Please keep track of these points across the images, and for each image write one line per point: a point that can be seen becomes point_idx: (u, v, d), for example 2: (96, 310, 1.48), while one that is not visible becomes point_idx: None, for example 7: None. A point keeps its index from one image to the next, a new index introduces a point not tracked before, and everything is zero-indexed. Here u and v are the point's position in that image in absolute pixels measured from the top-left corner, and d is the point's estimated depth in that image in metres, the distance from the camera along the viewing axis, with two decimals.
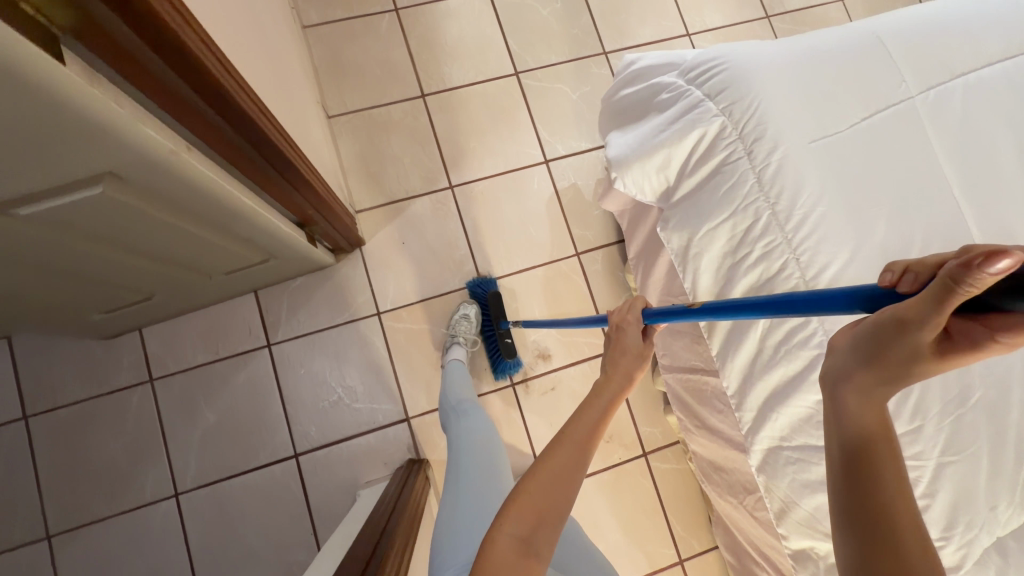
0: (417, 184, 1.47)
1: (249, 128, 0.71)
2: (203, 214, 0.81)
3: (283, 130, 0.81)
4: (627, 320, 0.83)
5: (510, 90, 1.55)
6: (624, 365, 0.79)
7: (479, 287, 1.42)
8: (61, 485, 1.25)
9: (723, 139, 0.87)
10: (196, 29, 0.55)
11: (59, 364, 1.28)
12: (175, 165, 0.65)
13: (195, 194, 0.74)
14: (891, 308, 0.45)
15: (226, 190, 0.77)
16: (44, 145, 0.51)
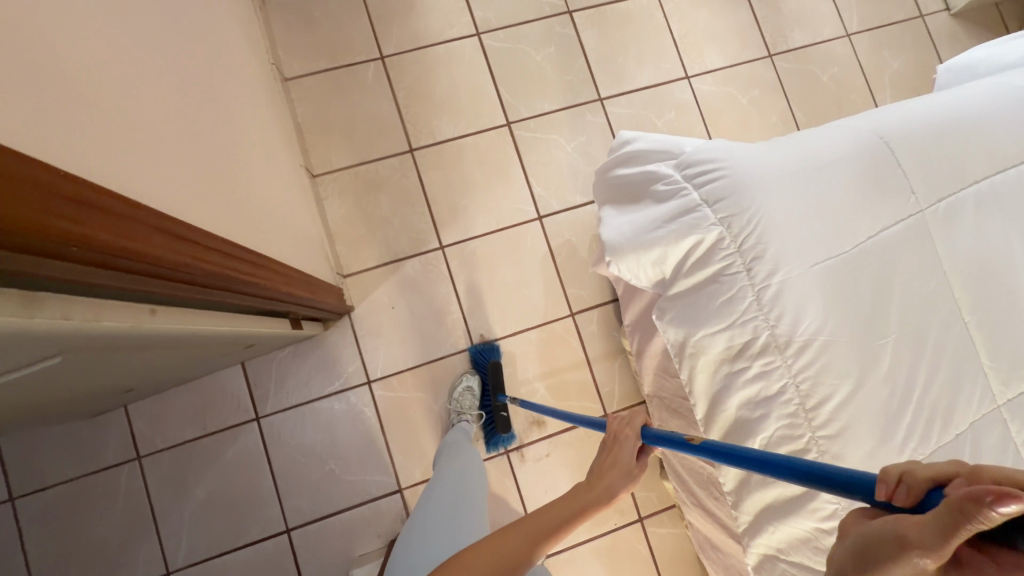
0: (407, 245, 1.43)
1: (218, 278, 0.67)
2: (174, 346, 0.77)
3: (250, 254, 0.77)
4: (625, 432, 0.78)
5: (501, 142, 1.50)
6: (604, 479, 0.75)
7: (480, 355, 1.39)
8: (52, 566, 1.24)
9: (721, 250, 0.83)
10: (135, 217, 0.50)
11: (45, 444, 1.27)
12: (134, 333, 0.61)
13: (161, 339, 0.69)
14: (878, 522, 0.38)
15: (196, 327, 0.74)
16: None
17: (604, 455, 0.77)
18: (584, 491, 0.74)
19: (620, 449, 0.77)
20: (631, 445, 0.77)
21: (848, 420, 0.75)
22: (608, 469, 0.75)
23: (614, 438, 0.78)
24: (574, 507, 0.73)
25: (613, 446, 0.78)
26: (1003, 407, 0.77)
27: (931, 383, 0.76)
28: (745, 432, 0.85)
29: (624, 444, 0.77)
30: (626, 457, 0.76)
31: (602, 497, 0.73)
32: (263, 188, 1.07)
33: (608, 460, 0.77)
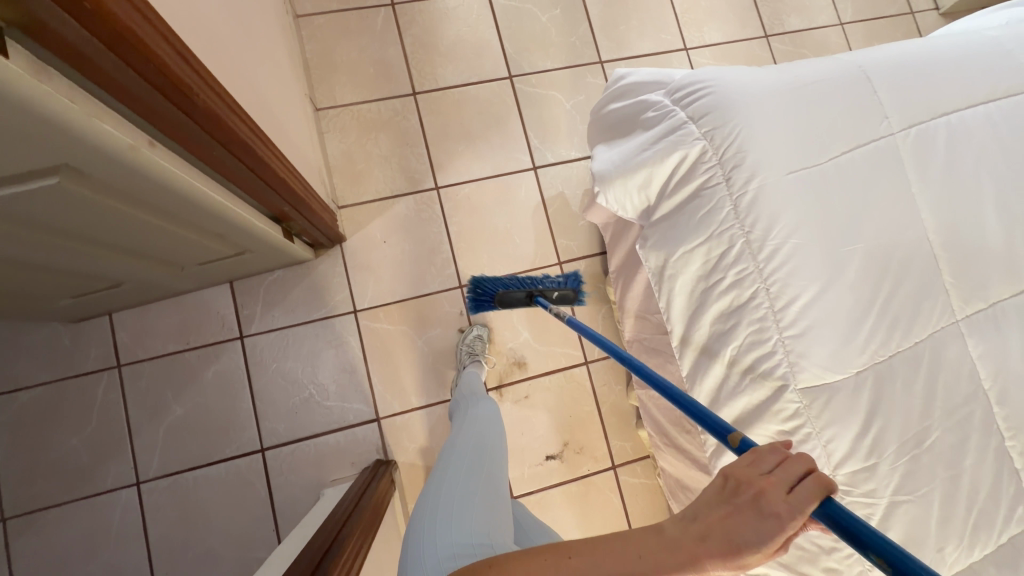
0: (403, 183, 1.46)
1: (214, 124, 0.71)
2: (166, 204, 0.80)
3: (252, 123, 0.82)
4: (773, 498, 0.51)
5: (502, 94, 1.54)
6: (707, 544, 0.49)
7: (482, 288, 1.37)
8: (19, 468, 1.24)
9: (703, 163, 0.87)
10: (157, 25, 0.55)
11: (26, 345, 1.27)
12: (134, 159, 0.65)
13: (157, 186, 0.73)
14: None
15: (192, 185, 0.78)
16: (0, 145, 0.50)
17: (722, 511, 0.51)
18: (673, 551, 0.49)
19: (749, 514, 0.50)
20: (768, 516, 0.50)
21: (812, 321, 0.78)
22: (714, 531, 0.50)
23: (751, 496, 0.51)
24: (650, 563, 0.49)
25: (742, 503, 0.51)
26: (961, 321, 0.80)
27: (897, 294, 0.79)
28: (718, 344, 0.88)
29: (757, 510, 0.51)
30: (750, 528, 0.50)
31: (689, 565, 0.49)
32: (267, 95, 1.09)
33: (722, 517, 0.51)
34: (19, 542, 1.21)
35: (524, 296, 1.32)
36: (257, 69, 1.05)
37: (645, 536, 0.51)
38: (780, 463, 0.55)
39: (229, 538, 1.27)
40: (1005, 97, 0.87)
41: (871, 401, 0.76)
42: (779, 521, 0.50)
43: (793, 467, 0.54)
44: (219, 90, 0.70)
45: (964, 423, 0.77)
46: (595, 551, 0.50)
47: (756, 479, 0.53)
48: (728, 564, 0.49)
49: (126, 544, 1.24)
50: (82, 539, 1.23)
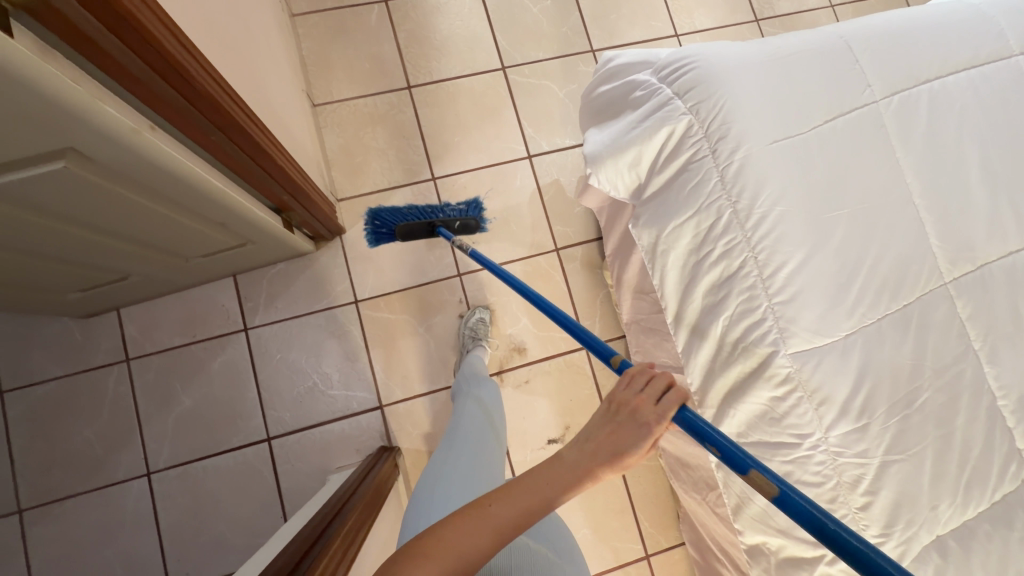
0: (400, 175, 1.49)
1: (211, 109, 0.74)
2: (168, 191, 0.83)
3: (249, 110, 0.84)
4: (644, 415, 0.66)
5: (496, 85, 1.56)
6: (598, 459, 0.64)
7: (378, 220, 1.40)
8: (34, 461, 1.27)
9: (689, 138, 0.88)
10: (155, 9, 0.57)
11: (37, 342, 1.31)
12: (135, 143, 0.68)
13: (158, 171, 0.76)
14: None
15: (193, 171, 0.81)
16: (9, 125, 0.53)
17: (609, 428, 0.66)
18: (577, 468, 0.63)
19: (628, 428, 0.66)
20: (642, 426, 0.66)
21: (800, 287, 0.80)
22: (605, 447, 0.65)
23: (626, 415, 0.67)
24: (566, 483, 0.61)
25: (622, 422, 0.66)
26: (949, 284, 0.81)
27: (884, 257, 0.80)
28: (710, 315, 0.89)
29: (633, 423, 0.66)
30: (630, 438, 0.65)
31: (589, 476, 0.63)
32: (264, 88, 1.12)
33: (610, 435, 0.66)
34: (35, 533, 1.24)
35: (425, 225, 1.36)
36: (254, 63, 1.08)
37: (559, 466, 0.62)
38: (643, 381, 0.69)
39: (238, 525, 1.30)
40: (988, 63, 0.88)
41: (861, 363, 0.77)
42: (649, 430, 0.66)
43: (654, 383, 0.69)
44: (218, 77, 0.73)
45: (953, 382, 0.78)
46: (522, 485, 0.60)
47: (630, 399, 0.68)
48: (613, 467, 0.64)
49: (139, 533, 1.27)
50: (95, 529, 1.26)
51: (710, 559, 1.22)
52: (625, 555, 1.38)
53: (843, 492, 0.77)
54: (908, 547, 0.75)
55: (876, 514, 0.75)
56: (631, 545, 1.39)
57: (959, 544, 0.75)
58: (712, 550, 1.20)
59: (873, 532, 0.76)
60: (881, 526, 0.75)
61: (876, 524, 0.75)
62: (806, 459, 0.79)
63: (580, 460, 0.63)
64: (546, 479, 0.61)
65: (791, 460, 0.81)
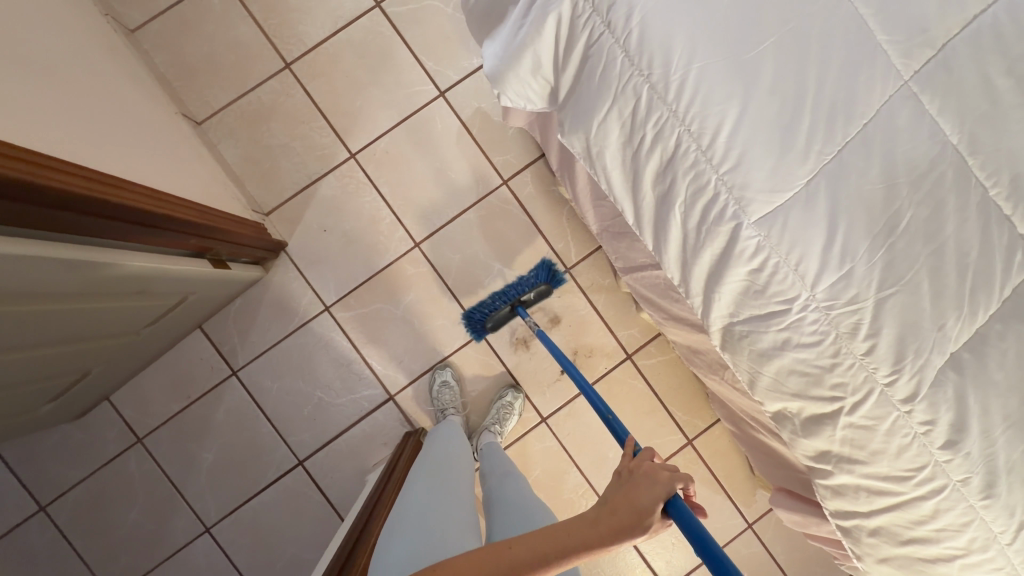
0: (317, 164, 1.37)
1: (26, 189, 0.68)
2: (42, 284, 0.78)
3: (79, 169, 0.77)
4: (658, 474, 0.67)
5: (376, 27, 1.38)
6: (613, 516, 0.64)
7: (472, 319, 1.33)
8: (102, 554, 1.33)
9: (579, 17, 0.76)
10: None
11: (50, 454, 1.32)
12: None
13: (12, 269, 0.71)
14: None
15: (40, 255, 0.74)
16: None
17: (624, 490, 0.66)
18: (590, 524, 0.63)
19: (640, 491, 0.65)
20: (661, 482, 0.66)
21: (745, 145, 0.70)
22: (622, 507, 0.64)
23: (642, 472, 0.67)
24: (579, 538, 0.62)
25: (636, 481, 0.67)
26: (909, 81, 0.70)
27: (829, 77, 0.69)
28: (664, 208, 0.80)
29: (648, 480, 0.66)
30: (647, 494, 0.65)
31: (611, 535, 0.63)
32: (124, 131, 1.01)
33: (625, 494, 0.66)
34: None
35: (509, 312, 1.29)
36: (100, 107, 0.96)
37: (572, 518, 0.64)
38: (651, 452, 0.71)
39: (306, 544, 1.37)
40: None
41: (831, 206, 0.70)
42: (661, 489, 0.65)
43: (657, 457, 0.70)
44: (6, 150, 0.65)
45: (939, 190, 0.69)
46: (532, 534, 0.63)
47: (640, 461, 0.69)
48: (635, 528, 0.63)
49: None
50: None
51: (746, 429, 1.22)
52: (668, 447, 1.42)
53: (844, 341, 0.73)
54: (922, 375, 0.71)
55: (882, 353, 0.72)
56: (671, 437, 1.42)
57: (974, 354, 0.71)
58: (744, 420, 1.21)
59: (885, 370, 0.72)
60: (890, 363, 0.72)
61: (885, 363, 0.72)
62: (799, 322, 0.74)
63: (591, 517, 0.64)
64: (555, 530, 0.63)
65: (785, 327, 0.76)
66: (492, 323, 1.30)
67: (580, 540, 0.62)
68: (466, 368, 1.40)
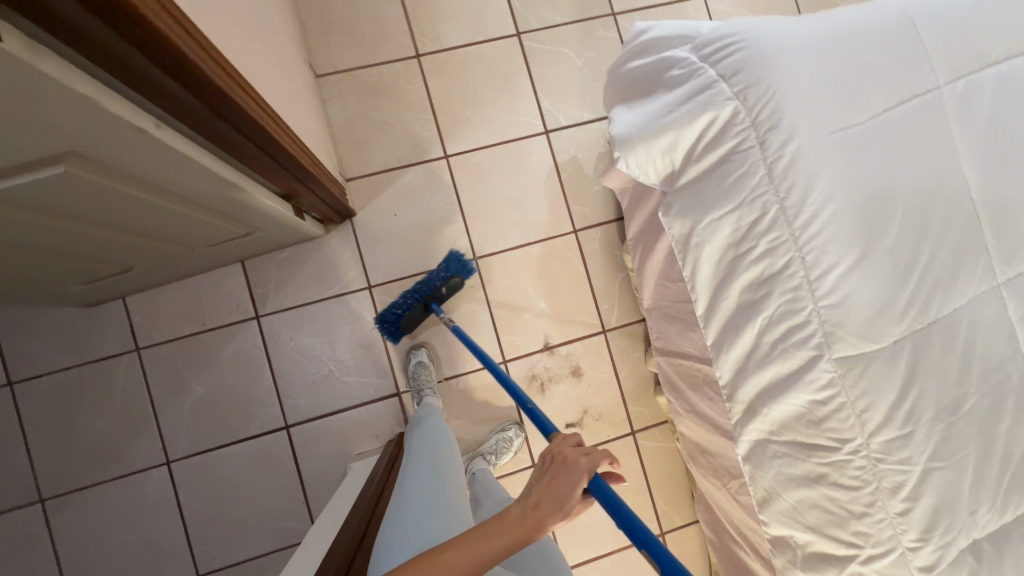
0: (410, 152, 1.41)
1: (222, 103, 0.69)
2: (167, 184, 0.78)
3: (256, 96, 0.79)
4: (575, 465, 0.67)
5: (509, 53, 1.46)
6: (537, 511, 0.64)
7: (386, 320, 1.27)
8: (51, 452, 1.26)
9: (735, 126, 0.82)
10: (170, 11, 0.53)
11: (41, 332, 1.27)
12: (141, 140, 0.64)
13: (160, 166, 0.72)
14: None
15: (196, 161, 0.75)
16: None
17: (545, 480, 0.66)
18: (518, 522, 0.63)
19: (563, 480, 0.66)
20: (578, 473, 0.66)
21: (849, 291, 0.76)
22: (546, 498, 0.64)
23: (561, 462, 0.68)
24: (509, 534, 0.62)
25: (557, 473, 0.67)
26: (1002, 286, 0.77)
27: (939, 258, 0.76)
28: (747, 314, 0.85)
29: (569, 470, 0.67)
30: (570, 485, 0.66)
31: (536, 529, 0.63)
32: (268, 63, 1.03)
33: (548, 484, 0.66)
34: (60, 520, 1.25)
35: (421, 310, 1.25)
36: (258, 35, 0.99)
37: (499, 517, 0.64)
38: (566, 438, 0.72)
39: (260, 511, 1.31)
40: None
41: (909, 371, 0.75)
42: (580, 479, 0.66)
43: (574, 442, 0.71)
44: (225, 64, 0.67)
45: (1004, 390, 0.76)
46: (463, 540, 0.62)
47: (561, 450, 0.69)
48: (559, 520, 0.64)
49: (162, 519, 1.28)
50: (120, 515, 1.27)
51: (728, 542, 1.24)
52: None
53: (882, 496, 0.77)
54: (944, 550, 0.76)
55: (915, 519, 0.76)
56: (646, 524, 1.43)
57: (994, 547, 0.75)
58: (730, 533, 1.23)
59: (911, 535, 0.76)
60: (920, 530, 0.76)
61: (915, 529, 0.76)
62: (844, 463, 0.78)
63: (518, 515, 0.63)
64: (486, 530, 0.63)
65: (828, 463, 0.79)
66: (406, 322, 1.26)
67: (509, 539, 0.62)
68: (478, 390, 1.40)
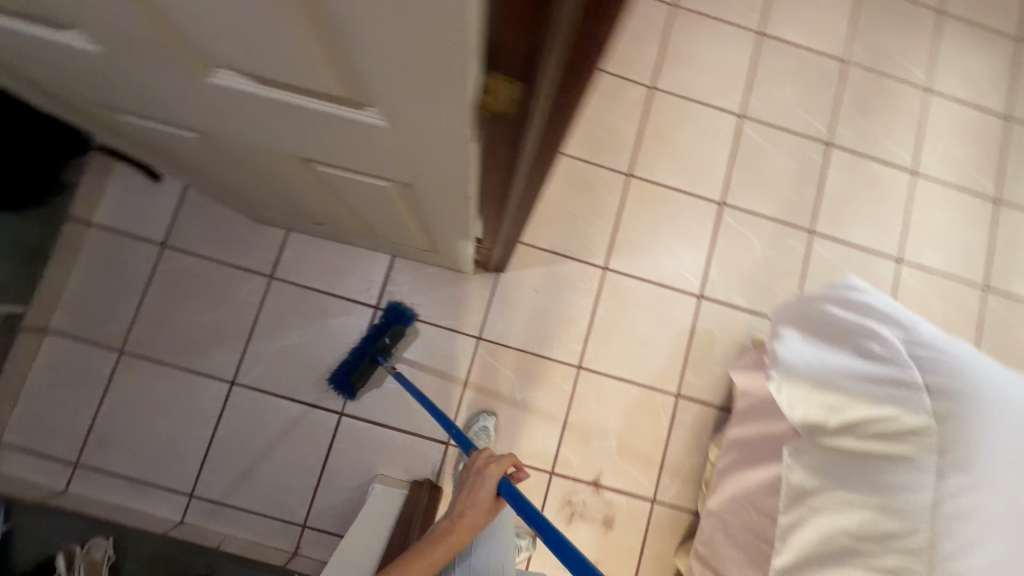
0: (577, 247, 1.49)
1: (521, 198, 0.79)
2: (425, 218, 0.87)
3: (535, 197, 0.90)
4: (483, 473, 0.84)
5: (704, 214, 1.54)
6: (465, 519, 0.80)
7: (341, 374, 1.33)
8: (154, 317, 1.36)
9: (923, 444, 0.85)
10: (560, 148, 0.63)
11: (212, 220, 1.40)
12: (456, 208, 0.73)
13: (440, 216, 0.81)
14: None
15: (466, 225, 0.85)
16: (385, 163, 0.59)
17: (466, 491, 0.83)
18: (449, 528, 0.79)
19: (477, 489, 0.84)
20: (489, 476, 0.84)
21: None
22: (469, 504, 0.81)
23: (475, 473, 0.85)
24: (446, 540, 0.77)
25: (473, 485, 0.84)
26: None
27: None
28: None
29: (483, 477, 0.84)
30: (486, 491, 0.83)
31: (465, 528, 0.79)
32: None
33: (470, 492, 0.83)
34: (122, 377, 1.33)
35: (370, 362, 1.32)
36: None
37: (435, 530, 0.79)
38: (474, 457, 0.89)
39: (274, 472, 1.33)
40: None
41: None
42: (491, 482, 0.84)
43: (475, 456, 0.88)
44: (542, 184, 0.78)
45: None
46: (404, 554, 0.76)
47: (473, 463, 0.87)
48: (481, 519, 0.81)
49: (196, 428, 1.33)
50: (167, 402, 1.34)
51: None
52: None
53: None
54: None
55: None
56: None
57: None
58: None
59: None
60: None
61: None
62: None
63: (449, 524, 0.80)
64: (427, 542, 0.77)
65: None
66: (358, 377, 1.31)
67: (445, 547, 0.77)
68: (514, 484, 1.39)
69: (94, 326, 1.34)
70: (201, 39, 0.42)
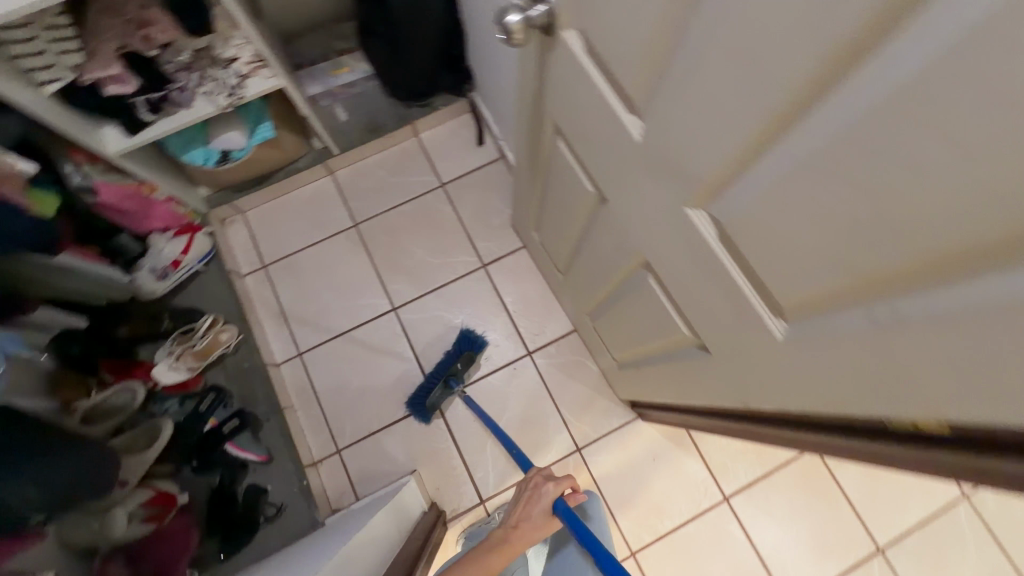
0: (718, 459, 1.41)
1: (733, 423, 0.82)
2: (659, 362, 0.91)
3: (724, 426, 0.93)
4: (541, 488, 0.93)
5: (855, 543, 1.36)
6: (527, 527, 0.88)
7: (420, 404, 1.37)
8: (392, 222, 1.57)
9: None
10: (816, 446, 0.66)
11: (484, 196, 1.59)
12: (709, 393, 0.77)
13: (679, 378, 0.85)
14: None
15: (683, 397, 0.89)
16: (718, 337, 0.64)
17: (521, 504, 0.93)
18: (503, 534, 0.87)
19: (533, 502, 0.92)
20: (547, 494, 0.92)
21: None
22: (523, 513, 0.90)
23: (533, 491, 0.94)
24: (503, 547, 0.84)
25: (529, 500, 0.93)
26: None
27: None
28: None
29: (540, 493, 0.93)
30: (541, 506, 0.91)
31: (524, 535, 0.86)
32: None
33: (528, 505, 0.92)
34: (338, 240, 1.55)
35: (442, 390, 1.36)
36: None
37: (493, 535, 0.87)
38: (531, 479, 0.98)
39: (358, 395, 1.43)
40: None
41: None
42: (547, 498, 0.91)
43: (534, 477, 0.98)
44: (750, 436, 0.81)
45: None
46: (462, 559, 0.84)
47: (529, 481, 0.97)
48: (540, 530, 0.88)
49: (344, 315, 1.49)
50: (346, 282, 1.52)
51: None
52: None
53: None
54: None
55: None
56: None
57: None
58: None
59: None
60: None
61: None
62: None
63: (504, 532, 0.88)
64: (485, 546, 0.85)
65: None
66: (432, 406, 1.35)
67: (503, 550, 0.83)
68: None
69: (355, 194, 1.58)
70: (729, 205, 0.49)
